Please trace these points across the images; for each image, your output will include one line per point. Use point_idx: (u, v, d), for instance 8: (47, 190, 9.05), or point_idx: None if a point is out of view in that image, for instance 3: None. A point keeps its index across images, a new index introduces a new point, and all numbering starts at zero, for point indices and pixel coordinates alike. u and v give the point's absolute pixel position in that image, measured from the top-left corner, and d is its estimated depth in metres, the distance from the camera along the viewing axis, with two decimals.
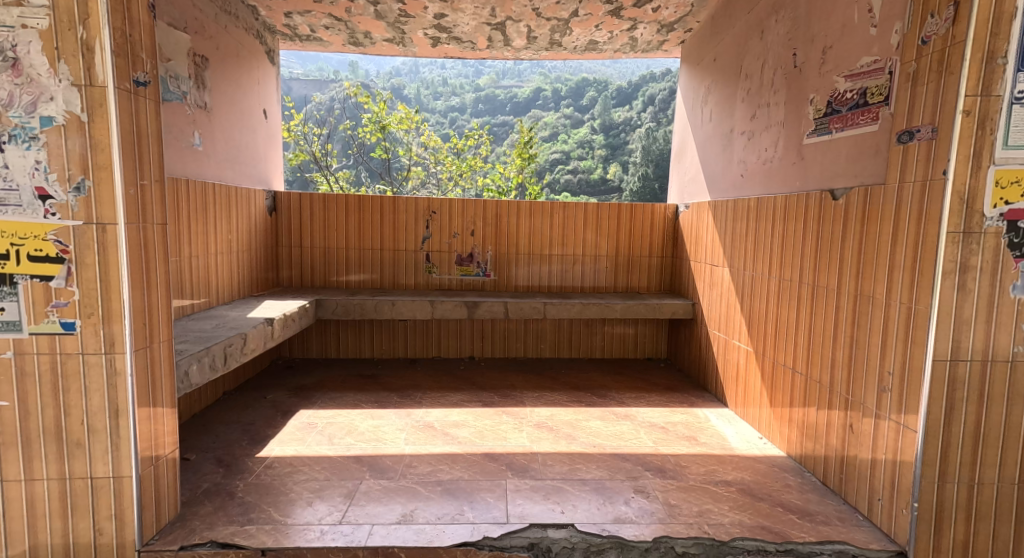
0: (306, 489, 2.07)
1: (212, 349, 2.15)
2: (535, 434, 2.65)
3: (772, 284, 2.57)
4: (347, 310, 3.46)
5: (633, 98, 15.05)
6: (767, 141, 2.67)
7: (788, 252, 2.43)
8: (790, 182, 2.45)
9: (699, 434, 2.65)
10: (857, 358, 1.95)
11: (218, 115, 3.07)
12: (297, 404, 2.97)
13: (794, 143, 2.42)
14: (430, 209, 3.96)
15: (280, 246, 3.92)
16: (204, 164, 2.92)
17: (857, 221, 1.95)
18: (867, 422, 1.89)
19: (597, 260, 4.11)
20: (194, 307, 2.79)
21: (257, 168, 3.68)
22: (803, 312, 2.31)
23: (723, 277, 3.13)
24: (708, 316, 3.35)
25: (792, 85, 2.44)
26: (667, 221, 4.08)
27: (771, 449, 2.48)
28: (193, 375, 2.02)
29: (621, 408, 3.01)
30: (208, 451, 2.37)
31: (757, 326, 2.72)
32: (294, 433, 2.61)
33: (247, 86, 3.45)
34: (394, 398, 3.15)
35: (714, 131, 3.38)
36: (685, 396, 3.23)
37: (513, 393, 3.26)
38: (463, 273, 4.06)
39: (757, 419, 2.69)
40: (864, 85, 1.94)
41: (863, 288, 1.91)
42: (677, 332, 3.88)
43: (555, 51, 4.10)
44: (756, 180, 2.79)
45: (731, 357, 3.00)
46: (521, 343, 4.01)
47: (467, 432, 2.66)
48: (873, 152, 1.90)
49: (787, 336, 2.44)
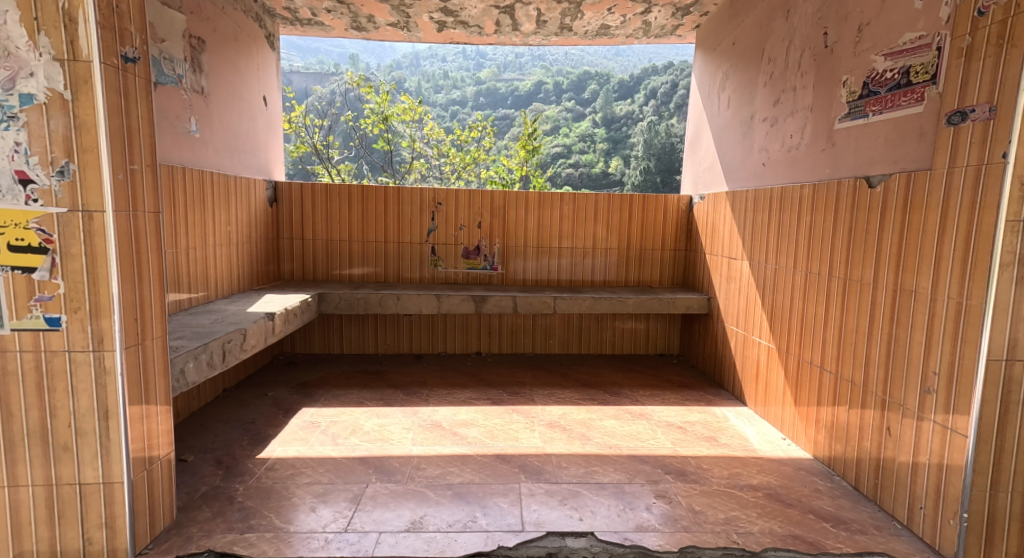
0: (309, 493, 1.97)
1: (210, 345, 2.04)
2: (548, 434, 2.53)
3: (797, 277, 2.45)
4: (352, 305, 3.35)
5: (636, 91, 14.89)
6: (792, 127, 2.54)
7: (815, 244, 2.31)
8: (820, 169, 2.32)
9: (719, 435, 2.53)
10: (895, 356, 1.83)
11: (216, 100, 2.95)
12: (299, 402, 2.86)
13: (824, 128, 2.29)
14: (436, 200, 3.83)
15: (281, 238, 3.80)
16: (202, 151, 2.79)
17: (897, 211, 1.82)
18: (907, 424, 1.78)
19: (607, 253, 3.98)
20: (192, 300, 2.68)
21: (257, 157, 3.55)
22: (833, 309, 2.18)
23: (742, 270, 3.01)
24: (725, 310, 3.23)
25: (822, 66, 2.31)
26: (680, 213, 3.95)
27: (795, 451, 2.37)
28: (189, 373, 1.91)
29: (636, 407, 2.89)
30: (207, 452, 2.25)
31: (780, 322, 2.60)
32: (296, 433, 2.49)
33: (246, 72, 3.32)
34: (399, 395, 3.04)
35: (732, 119, 3.24)
36: (701, 394, 3.11)
37: (522, 390, 3.15)
38: (469, 266, 3.93)
39: (779, 419, 2.58)
40: (907, 63, 1.82)
41: (904, 282, 1.79)
42: (691, 328, 3.76)
43: (565, 36, 3.96)
44: (779, 169, 2.65)
45: (751, 354, 2.88)
46: (529, 339, 3.89)
47: (477, 432, 2.54)
48: (917, 136, 1.78)
49: (814, 334, 2.32)
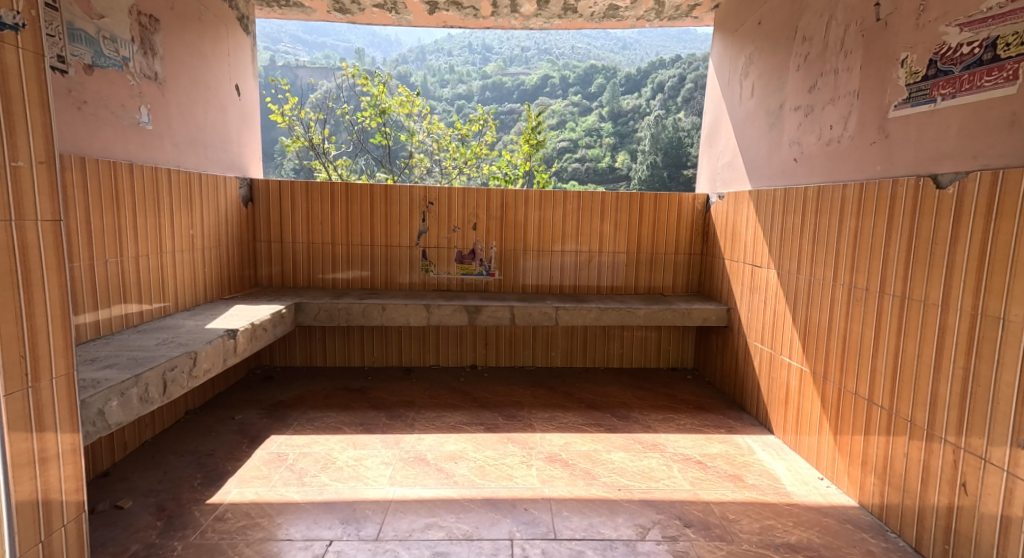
0: (259, 554, 1.66)
1: (144, 376, 1.72)
2: (547, 471, 2.20)
3: (837, 292, 2.09)
4: (332, 316, 3.01)
5: (643, 85, 14.53)
6: (832, 116, 2.18)
7: (862, 254, 1.95)
8: (868, 166, 1.96)
9: (745, 473, 2.19)
10: (975, 397, 1.48)
11: (174, 88, 2.63)
12: (267, 429, 2.55)
13: (874, 118, 1.94)
14: (428, 199, 3.50)
15: (258, 241, 3.48)
16: (155, 145, 2.48)
17: (979, 218, 1.47)
18: (993, 481, 1.43)
19: (615, 257, 3.63)
20: (143, 314, 2.37)
21: (229, 152, 3.23)
22: (888, 332, 1.83)
23: (768, 280, 2.66)
24: (748, 324, 2.88)
25: (874, 42, 1.95)
26: (696, 214, 3.59)
27: (836, 495, 2.01)
28: (113, 412, 1.59)
29: (648, 435, 2.55)
30: (149, 496, 1.95)
31: (816, 342, 2.24)
32: (258, 470, 2.17)
33: (213, 58, 3.00)
34: (382, 419, 2.71)
35: (757, 108, 2.88)
36: (721, 419, 2.76)
37: (520, 413, 2.81)
38: (463, 272, 3.60)
39: (814, 454, 2.23)
40: (993, 33, 1.47)
41: (989, 307, 1.44)
42: (707, 340, 3.40)
43: (569, 19, 3.61)
44: (815, 165, 2.30)
45: (780, 376, 2.52)
46: (529, 351, 3.56)
47: (466, 468, 2.21)
48: (1007, 124, 1.43)
49: (860, 360, 1.96)
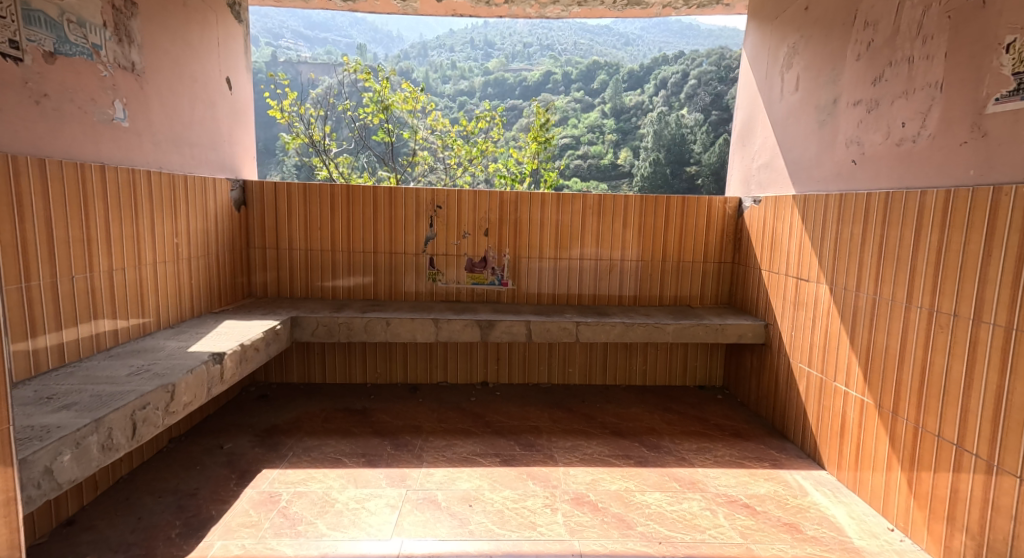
0: None
1: (109, 419, 1.45)
2: (576, 517, 1.93)
3: (914, 315, 1.81)
4: (331, 332, 2.74)
5: (649, 82, 14.24)
6: (905, 112, 1.90)
7: (950, 274, 1.67)
8: (956, 170, 1.68)
9: (801, 521, 1.91)
10: None
11: (155, 80, 2.36)
12: (259, 461, 2.29)
13: (964, 113, 1.66)
14: (435, 202, 3.23)
15: (251, 247, 3.21)
16: (132, 144, 2.21)
17: None
18: None
19: (637, 265, 3.35)
20: (119, 334, 2.10)
21: (219, 151, 2.95)
22: (987, 368, 1.54)
23: (817, 296, 2.38)
24: (790, 343, 2.60)
25: (964, 24, 1.66)
26: (726, 220, 3.30)
27: (915, 554, 1.73)
28: (64, 467, 1.32)
29: (684, 471, 2.28)
30: (119, 550, 1.69)
31: (881, 371, 1.96)
32: (246, 515, 1.90)
33: (201, 49, 2.73)
34: (386, 449, 2.44)
35: (803, 103, 2.59)
36: (763, 450, 2.49)
37: (539, 442, 2.54)
38: (474, 281, 3.33)
39: (881, 499, 1.95)
40: None
41: None
42: (740, 357, 3.13)
43: (590, 6, 3.35)
44: (881, 169, 2.01)
45: (833, 405, 2.24)
46: (545, 368, 3.29)
47: (483, 513, 1.94)
48: None
49: (946, 396, 1.68)
